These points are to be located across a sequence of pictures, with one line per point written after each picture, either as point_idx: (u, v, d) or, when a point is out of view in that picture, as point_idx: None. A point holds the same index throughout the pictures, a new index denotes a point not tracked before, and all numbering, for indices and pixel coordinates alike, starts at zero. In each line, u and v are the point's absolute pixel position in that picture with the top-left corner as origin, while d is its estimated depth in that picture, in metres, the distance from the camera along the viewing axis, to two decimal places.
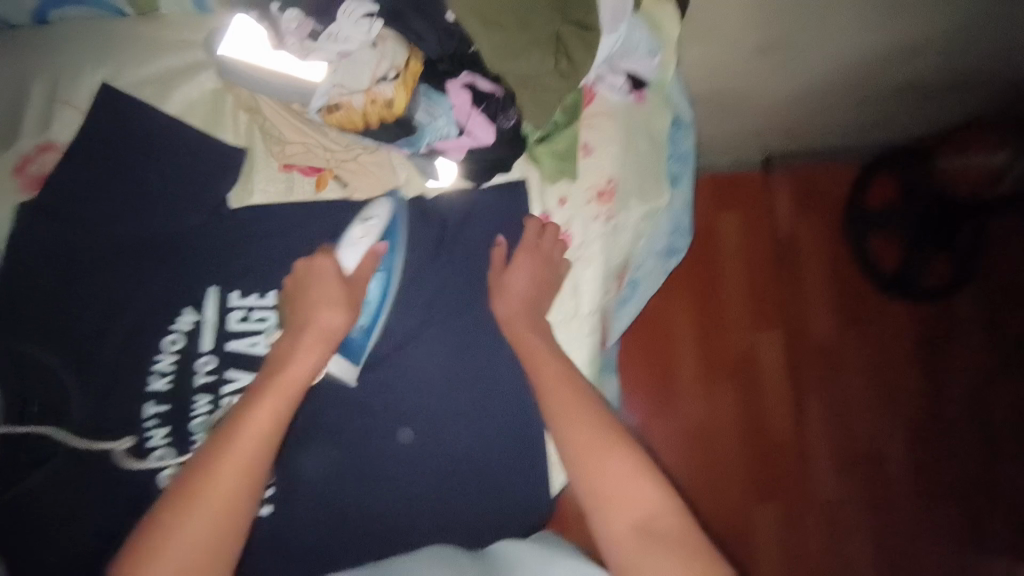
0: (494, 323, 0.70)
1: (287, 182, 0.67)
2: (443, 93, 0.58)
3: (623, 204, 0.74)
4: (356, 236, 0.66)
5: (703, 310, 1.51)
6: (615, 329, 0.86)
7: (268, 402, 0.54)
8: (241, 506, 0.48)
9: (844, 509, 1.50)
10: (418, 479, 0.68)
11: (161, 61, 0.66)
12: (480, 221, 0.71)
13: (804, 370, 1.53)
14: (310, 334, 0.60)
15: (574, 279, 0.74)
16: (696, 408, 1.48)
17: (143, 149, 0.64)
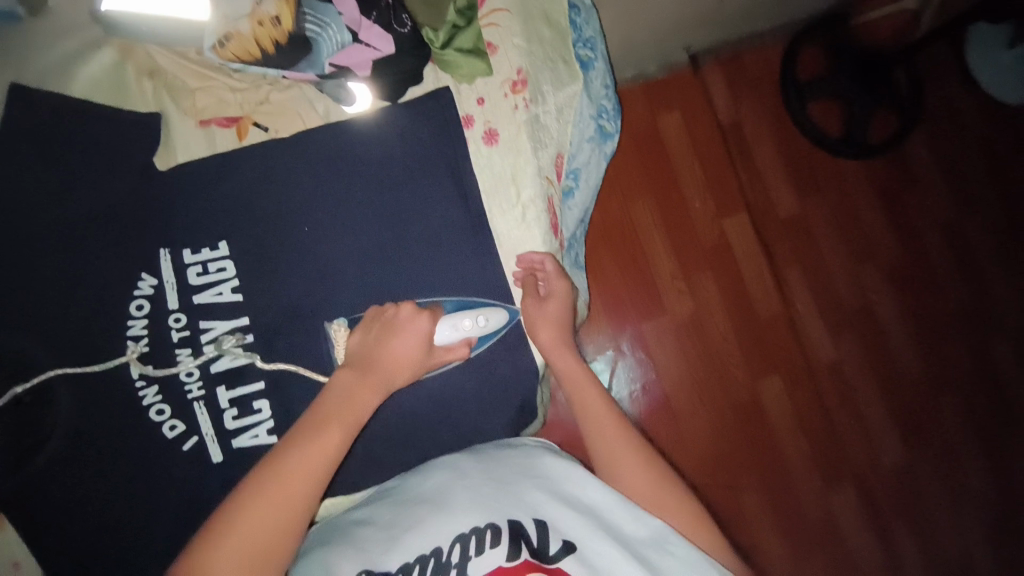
0: (443, 228, 0.72)
1: (207, 137, 0.69)
2: (327, 3, 0.63)
3: (538, 90, 0.74)
4: (464, 323, 0.68)
5: (665, 209, 1.51)
6: (567, 224, 0.87)
7: (334, 434, 0.55)
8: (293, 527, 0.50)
9: (845, 370, 1.51)
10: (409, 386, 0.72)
11: (59, 48, 0.66)
12: (408, 135, 0.72)
13: (774, 244, 1.53)
14: (377, 377, 0.61)
15: (512, 171, 0.73)
16: (680, 302, 1.49)
17: (63, 131, 0.65)
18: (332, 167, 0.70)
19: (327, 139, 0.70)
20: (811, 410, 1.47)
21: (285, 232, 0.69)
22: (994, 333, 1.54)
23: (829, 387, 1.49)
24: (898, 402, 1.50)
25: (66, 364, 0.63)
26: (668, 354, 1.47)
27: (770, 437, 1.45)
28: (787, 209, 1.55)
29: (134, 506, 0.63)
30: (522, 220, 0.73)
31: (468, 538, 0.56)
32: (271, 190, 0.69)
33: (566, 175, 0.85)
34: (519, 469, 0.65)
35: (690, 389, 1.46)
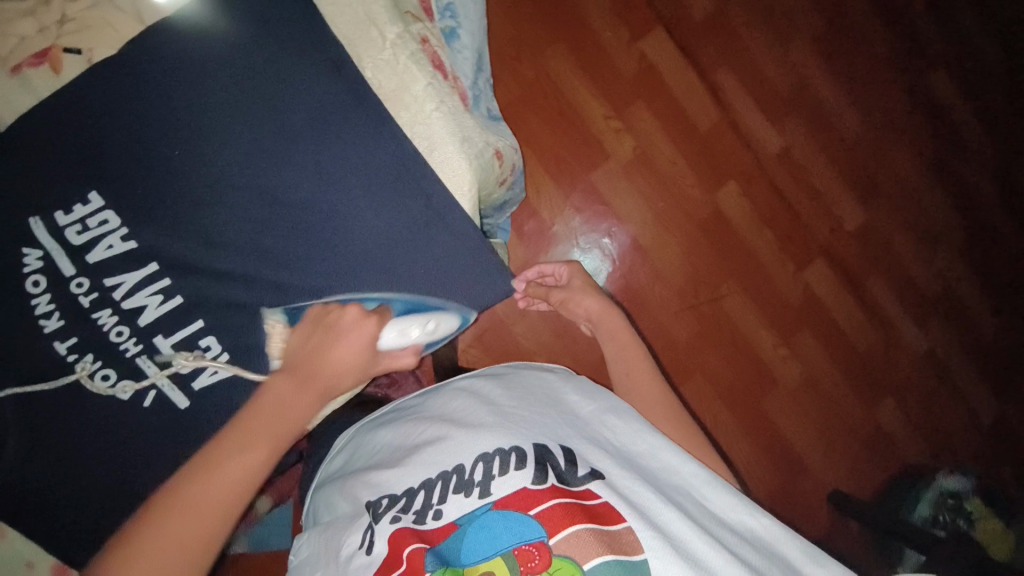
0: (327, 104, 0.64)
1: (24, 84, 0.61)
2: None
3: None
4: (412, 332, 0.66)
5: (581, 49, 1.33)
6: (461, 71, 0.75)
7: (252, 455, 0.53)
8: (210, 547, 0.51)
9: (795, 153, 1.45)
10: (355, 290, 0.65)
11: None
12: (243, 10, 0.63)
13: (698, 50, 1.40)
14: (319, 385, 0.59)
15: (367, 14, 0.66)
16: (623, 141, 1.36)
17: None
18: (174, 76, 0.62)
19: (155, 44, 0.62)
20: (776, 208, 1.43)
21: (157, 163, 0.62)
22: (927, 71, 1.52)
23: (789, 178, 1.44)
24: (855, 175, 1.48)
25: (10, 385, 0.60)
26: (628, 201, 1.37)
27: (743, 247, 1.41)
28: (704, 11, 1.40)
29: (115, 469, 0.62)
30: (399, 66, 0.66)
31: (491, 458, 0.59)
32: (122, 123, 0.62)
33: (438, 14, 0.73)
34: (548, 399, 0.68)
35: (654, 224, 1.38)
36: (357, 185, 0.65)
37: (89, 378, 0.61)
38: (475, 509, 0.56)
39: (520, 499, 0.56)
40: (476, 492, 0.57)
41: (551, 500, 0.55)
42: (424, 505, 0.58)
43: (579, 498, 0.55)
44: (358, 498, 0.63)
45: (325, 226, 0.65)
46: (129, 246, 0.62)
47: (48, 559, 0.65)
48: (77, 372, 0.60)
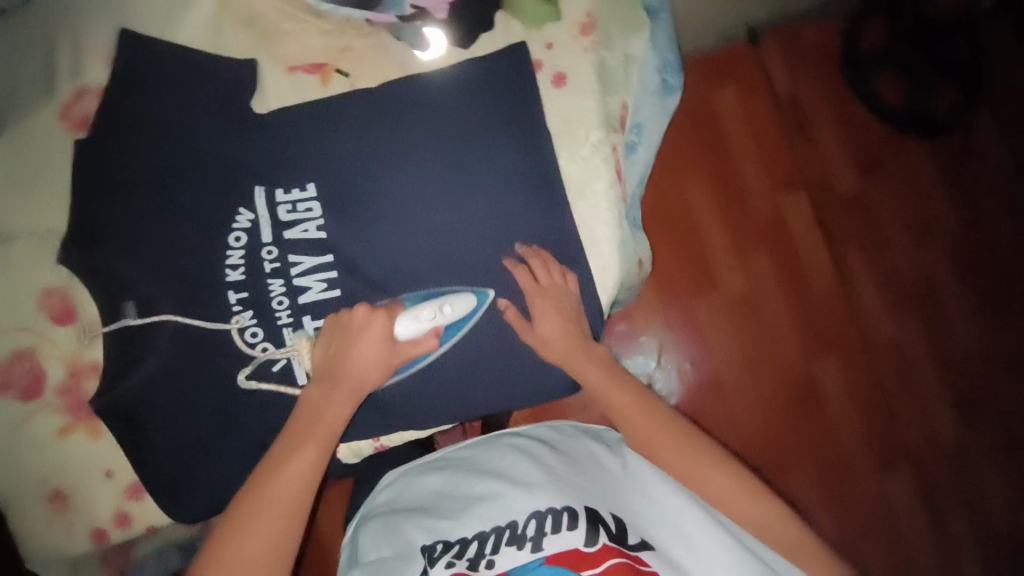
0: (520, 176, 0.73)
1: (296, 83, 0.73)
2: None
3: (606, 39, 0.74)
4: (423, 315, 0.66)
5: (723, 189, 1.35)
6: (629, 177, 0.81)
7: (308, 453, 0.61)
8: (284, 546, 0.58)
9: (905, 351, 1.40)
10: (477, 339, 0.73)
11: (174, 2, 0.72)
12: (482, 83, 0.73)
13: (833, 224, 1.40)
14: (344, 384, 0.64)
15: (580, 114, 0.73)
16: (736, 284, 1.36)
17: (168, 80, 0.70)
18: (410, 116, 0.73)
19: (408, 88, 0.73)
20: (870, 399, 1.37)
21: (368, 178, 0.72)
22: None
23: (892, 372, 1.39)
24: (963, 394, 1.40)
25: (177, 312, 0.67)
26: (723, 341, 1.35)
27: (824, 426, 1.35)
28: (849, 187, 1.41)
29: (229, 419, 0.67)
30: (591, 164, 0.73)
31: (544, 515, 0.60)
32: (353, 139, 0.72)
33: (627, 129, 0.79)
34: (596, 469, 0.68)
35: (742, 371, 1.35)
36: (514, 250, 0.73)
37: (240, 331, 0.68)
38: (527, 562, 0.57)
39: (571, 557, 0.56)
40: (529, 547, 0.58)
41: (608, 559, 0.55)
42: (477, 555, 0.60)
43: (632, 561, 0.56)
44: (408, 541, 0.64)
45: (475, 275, 0.73)
46: (319, 236, 0.71)
47: (129, 475, 0.66)
48: (233, 323, 0.68)
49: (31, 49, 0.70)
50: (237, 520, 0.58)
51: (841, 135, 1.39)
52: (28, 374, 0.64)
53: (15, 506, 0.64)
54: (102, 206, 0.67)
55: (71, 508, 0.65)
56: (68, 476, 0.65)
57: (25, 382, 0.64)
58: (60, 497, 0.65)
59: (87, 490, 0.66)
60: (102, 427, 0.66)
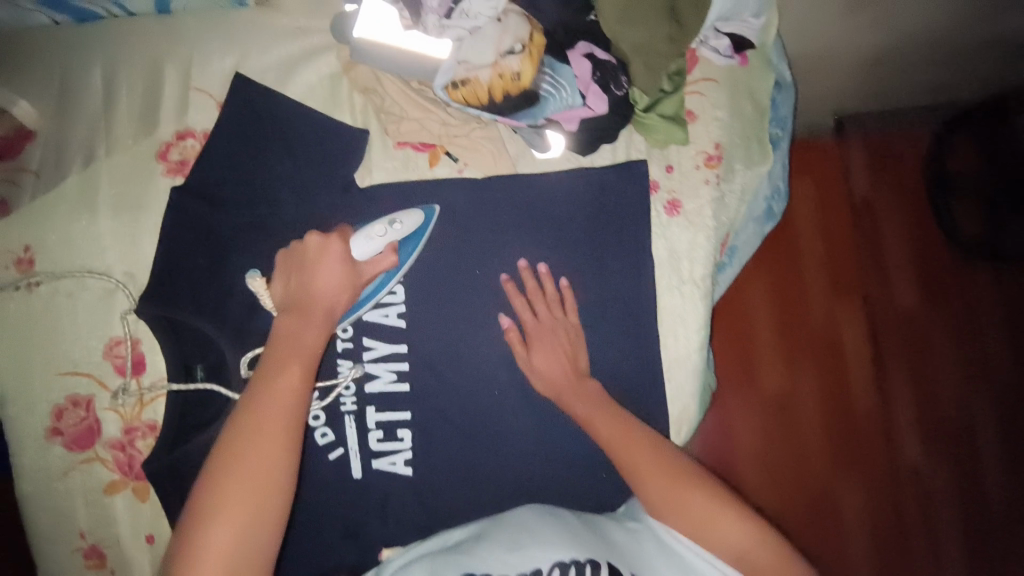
0: (614, 298, 0.69)
1: (403, 158, 0.70)
2: (566, 63, 0.59)
3: (729, 170, 0.70)
4: (375, 232, 0.62)
5: (783, 287, 1.08)
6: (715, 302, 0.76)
7: (290, 374, 0.49)
8: (270, 503, 0.44)
9: (983, 528, 1.06)
10: (540, 458, 0.69)
11: (293, 54, 0.69)
12: (592, 194, 0.70)
13: (912, 350, 1.09)
14: (315, 310, 0.56)
15: (687, 246, 0.70)
16: (781, 405, 1.06)
17: (275, 137, 0.68)
18: (514, 217, 0.70)
19: (515, 185, 0.70)
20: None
21: (457, 272, 0.70)
22: None
23: (962, 552, 1.06)
24: None
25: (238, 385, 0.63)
26: (755, 475, 1.05)
27: None
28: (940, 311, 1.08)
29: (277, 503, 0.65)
30: (689, 298, 0.69)
31: (569, 566, 0.50)
32: (450, 228, 0.70)
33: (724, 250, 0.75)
34: (626, 531, 0.57)
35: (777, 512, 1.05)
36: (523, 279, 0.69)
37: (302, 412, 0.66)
38: None
39: None
40: None
41: None
42: None
43: None
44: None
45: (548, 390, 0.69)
46: (398, 323, 0.68)
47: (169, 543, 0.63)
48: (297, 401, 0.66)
49: (137, 76, 0.67)
50: (216, 478, 0.44)
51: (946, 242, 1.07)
52: (83, 422, 0.63)
53: (49, 556, 0.62)
54: (189, 259, 0.65)
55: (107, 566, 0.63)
56: (107, 532, 0.63)
57: (79, 430, 0.62)
58: (96, 552, 0.63)
59: (121, 549, 0.63)
60: (149, 488, 0.63)
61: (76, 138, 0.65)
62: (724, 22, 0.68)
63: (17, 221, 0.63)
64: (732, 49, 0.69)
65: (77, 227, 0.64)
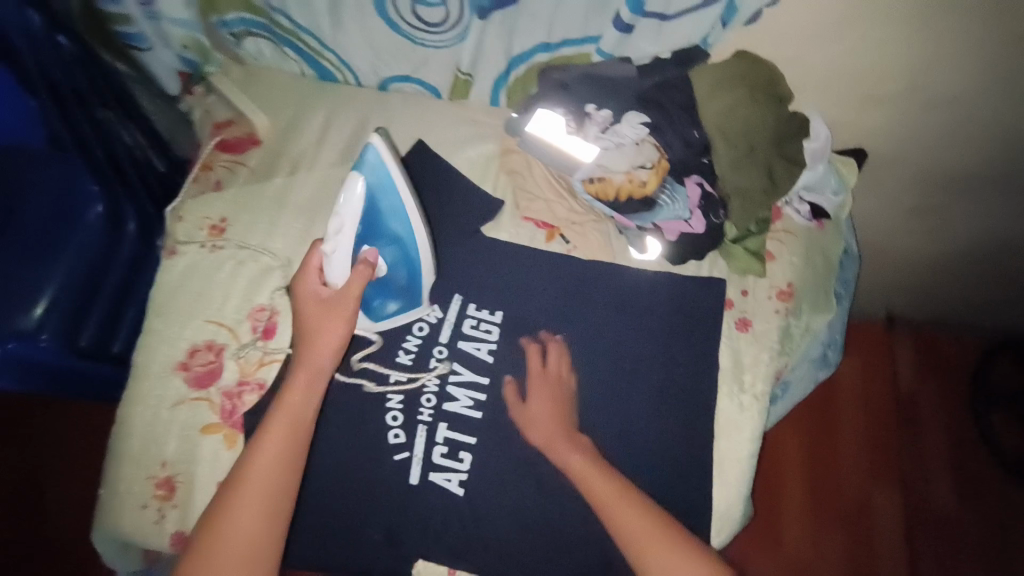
0: (678, 389, 0.77)
1: (525, 229, 0.85)
2: (683, 186, 0.75)
3: (797, 308, 0.81)
4: (338, 250, 0.67)
5: (817, 452, 1.23)
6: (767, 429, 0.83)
7: (297, 401, 0.67)
8: (275, 507, 0.63)
9: None
10: (578, 523, 0.72)
11: (465, 136, 0.88)
12: (673, 296, 0.81)
13: (925, 543, 1.19)
14: (317, 348, 0.68)
15: (751, 360, 0.78)
16: (804, 560, 1.15)
17: (434, 189, 0.85)
18: (605, 299, 0.82)
19: (610, 272, 0.83)
20: None
21: (546, 330, 0.80)
22: None
23: None
24: None
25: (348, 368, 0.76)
26: None
27: None
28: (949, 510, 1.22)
29: (341, 485, 0.72)
30: (747, 408, 0.76)
31: None
32: (550, 294, 0.82)
33: (778, 384, 0.83)
34: None
35: None
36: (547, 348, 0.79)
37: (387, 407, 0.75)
38: None
39: None
40: None
41: None
42: None
43: None
44: None
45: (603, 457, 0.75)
46: (486, 357, 0.78)
47: None
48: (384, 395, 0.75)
49: (348, 121, 0.86)
50: (233, 483, 0.63)
51: (955, 450, 1.25)
52: (207, 364, 0.73)
53: (127, 478, 0.69)
54: None
55: (171, 501, 0.68)
56: (185, 467, 0.69)
57: (201, 369, 0.72)
58: (167, 484, 0.69)
59: (192, 489, 0.68)
60: (237, 436, 0.71)
61: (289, 152, 0.84)
62: (808, 192, 0.84)
63: (225, 199, 0.80)
64: (811, 214, 0.84)
65: (265, 215, 0.80)
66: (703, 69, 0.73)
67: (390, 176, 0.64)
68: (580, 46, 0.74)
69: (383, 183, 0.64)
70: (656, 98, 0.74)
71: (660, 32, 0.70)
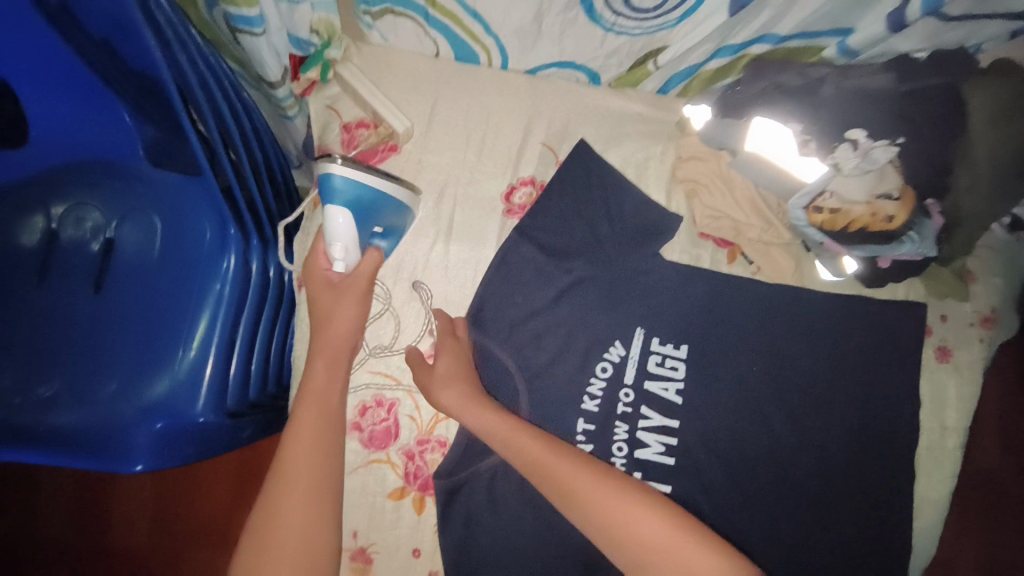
0: (874, 428, 0.73)
1: (703, 248, 0.75)
2: (929, 217, 0.63)
3: (998, 335, 0.75)
4: (339, 251, 0.62)
5: None
6: None
7: (320, 369, 0.60)
8: (326, 479, 0.54)
9: None
10: (776, 564, 0.70)
11: (631, 133, 0.75)
12: (871, 323, 0.74)
13: None
14: (345, 287, 0.62)
15: (949, 393, 0.74)
16: None
17: (604, 200, 0.72)
18: (796, 329, 0.74)
19: (801, 297, 0.74)
20: None
21: (736, 364, 0.72)
22: None
23: None
24: None
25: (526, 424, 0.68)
26: None
27: None
28: None
29: (533, 554, 0.64)
30: (944, 446, 0.73)
31: None
32: (740, 324, 0.73)
33: None
34: None
35: None
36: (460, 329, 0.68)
37: None
38: None
39: None
40: None
41: None
42: None
43: None
44: None
45: (801, 501, 0.72)
46: (674, 399, 0.71)
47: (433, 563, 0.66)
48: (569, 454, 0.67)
49: (498, 120, 0.73)
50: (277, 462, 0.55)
51: None
52: (382, 423, 0.66)
53: None
54: (509, 297, 0.70)
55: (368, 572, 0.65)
56: (379, 538, 0.65)
57: (378, 430, 0.66)
58: (362, 556, 0.65)
59: (390, 562, 0.65)
60: (427, 501, 0.66)
61: (435, 162, 0.71)
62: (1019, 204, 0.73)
63: None
64: (1010, 226, 0.75)
65: (423, 244, 0.70)
66: (983, 81, 0.61)
67: (354, 179, 0.59)
68: (816, 39, 0.63)
69: (350, 188, 0.59)
70: (912, 111, 0.61)
71: (931, 31, 0.61)
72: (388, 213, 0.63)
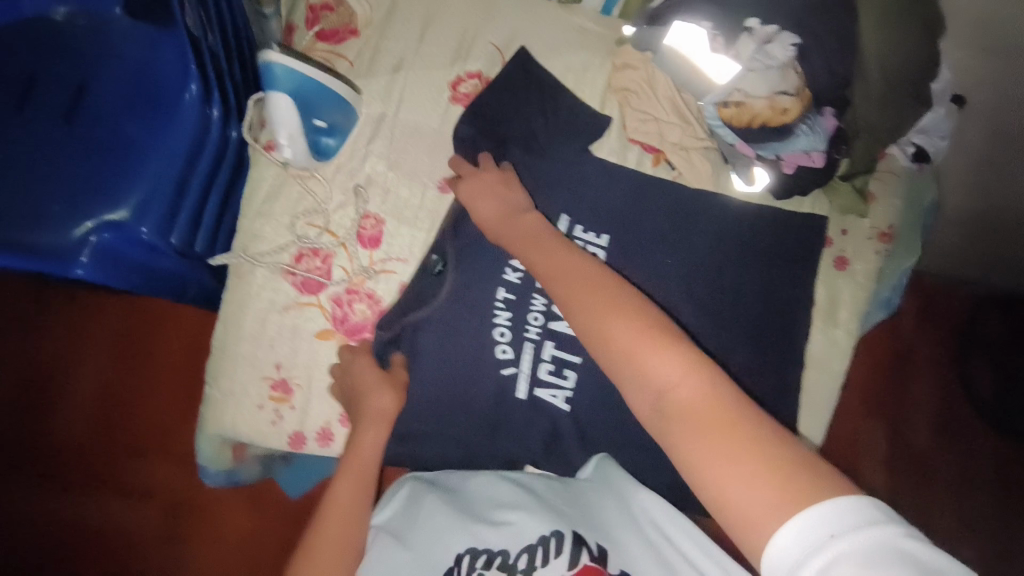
0: (771, 325, 0.80)
1: (630, 152, 0.82)
2: (821, 116, 0.72)
3: (892, 252, 0.83)
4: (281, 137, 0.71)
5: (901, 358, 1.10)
6: None
7: (368, 433, 0.67)
8: (353, 532, 0.62)
9: None
10: None
11: (573, 44, 0.82)
12: (775, 228, 0.81)
13: None
14: (388, 378, 0.69)
15: (841, 300, 0.82)
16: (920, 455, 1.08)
17: (541, 100, 0.80)
18: (707, 233, 0.80)
19: (713, 202, 0.80)
20: None
21: (651, 257, 0.79)
22: None
23: None
24: None
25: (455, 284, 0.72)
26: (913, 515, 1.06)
27: None
28: None
29: (445, 396, 0.72)
30: (832, 346, 0.81)
31: (536, 547, 0.54)
32: (656, 221, 0.80)
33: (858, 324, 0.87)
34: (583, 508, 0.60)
35: None
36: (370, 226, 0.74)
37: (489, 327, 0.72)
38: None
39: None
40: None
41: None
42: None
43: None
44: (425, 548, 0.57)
45: None
46: None
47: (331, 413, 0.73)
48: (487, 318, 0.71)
49: (451, 20, 0.80)
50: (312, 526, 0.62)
51: None
52: (316, 271, 0.72)
53: (244, 380, 0.72)
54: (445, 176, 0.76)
55: (287, 401, 0.72)
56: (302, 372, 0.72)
57: (312, 277, 0.72)
58: (283, 386, 0.72)
59: (311, 394, 0.72)
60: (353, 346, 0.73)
61: (389, 50, 0.78)
62: (917, 134, 0.82)
63: None
64: (914, 158, 0.83)
65: (372, 122, 0.77)
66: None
67: (293, 70, 0.67)
68: None
69: (289, 79, 0.67)
70: (811, 23, 0.69)
71: None
72: (331, 107, 0.71)
